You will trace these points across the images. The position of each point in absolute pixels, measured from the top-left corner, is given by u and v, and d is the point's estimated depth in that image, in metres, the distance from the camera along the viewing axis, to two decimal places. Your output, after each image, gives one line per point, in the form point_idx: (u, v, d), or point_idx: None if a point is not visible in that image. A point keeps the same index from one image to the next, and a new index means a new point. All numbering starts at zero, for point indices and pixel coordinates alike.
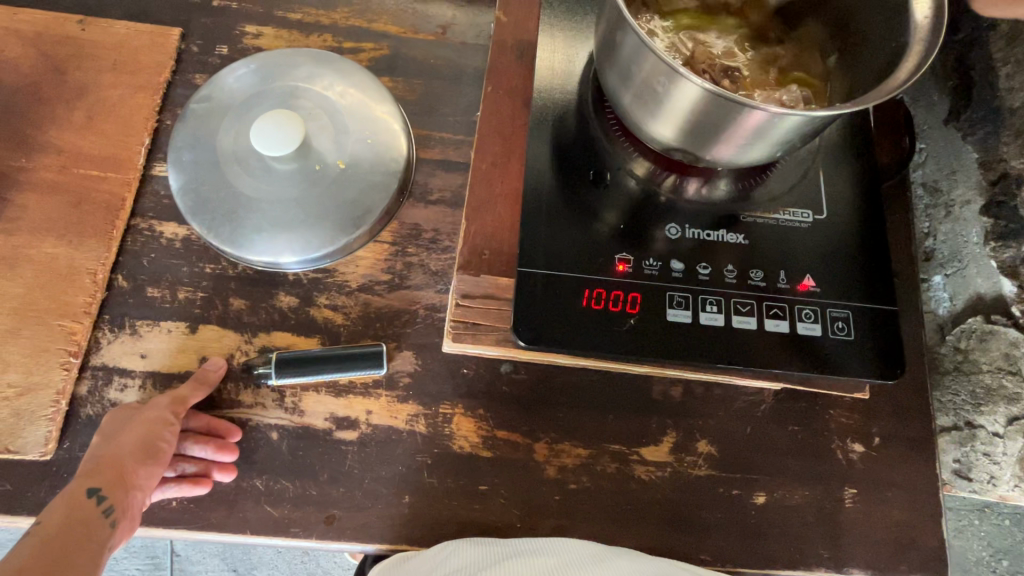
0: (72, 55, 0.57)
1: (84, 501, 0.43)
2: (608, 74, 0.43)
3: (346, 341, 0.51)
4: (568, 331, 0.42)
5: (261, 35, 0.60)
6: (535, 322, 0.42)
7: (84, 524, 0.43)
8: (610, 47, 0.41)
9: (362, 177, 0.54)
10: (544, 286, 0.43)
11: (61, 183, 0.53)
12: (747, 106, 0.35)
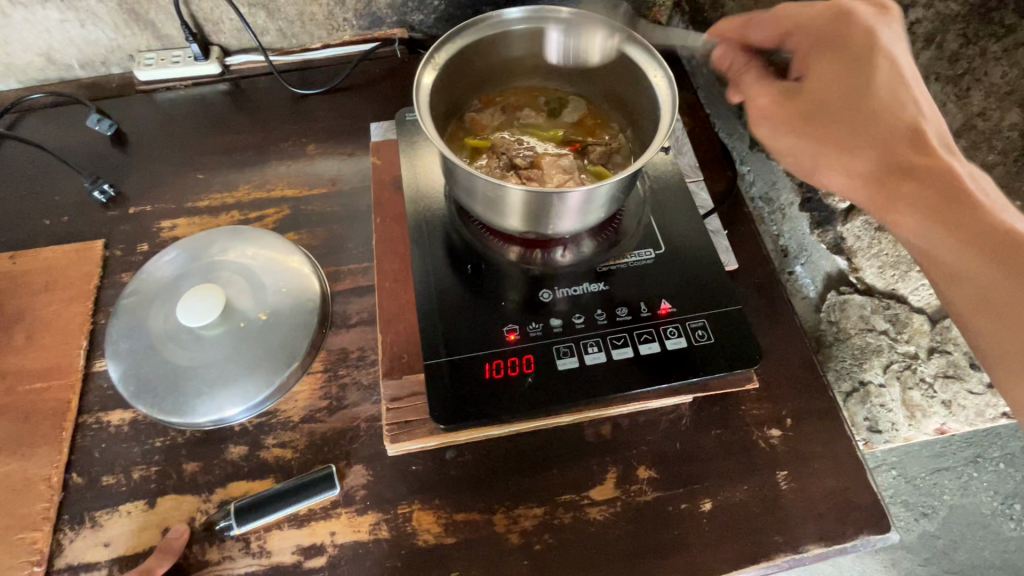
0: (7, 287, 0.64)
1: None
2: (455, 193, 0.53)
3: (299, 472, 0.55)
4: (481, 404, 0.48)
5: (176, 225, 0.69)
6: (450, 403, 0.48)
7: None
8: (450, 174, 0.51)
9: (285, 320, 0.61)
10: (451, 370, 0.50)
11: (7, 403, 0.57)
12: (564, 193, 0.46)
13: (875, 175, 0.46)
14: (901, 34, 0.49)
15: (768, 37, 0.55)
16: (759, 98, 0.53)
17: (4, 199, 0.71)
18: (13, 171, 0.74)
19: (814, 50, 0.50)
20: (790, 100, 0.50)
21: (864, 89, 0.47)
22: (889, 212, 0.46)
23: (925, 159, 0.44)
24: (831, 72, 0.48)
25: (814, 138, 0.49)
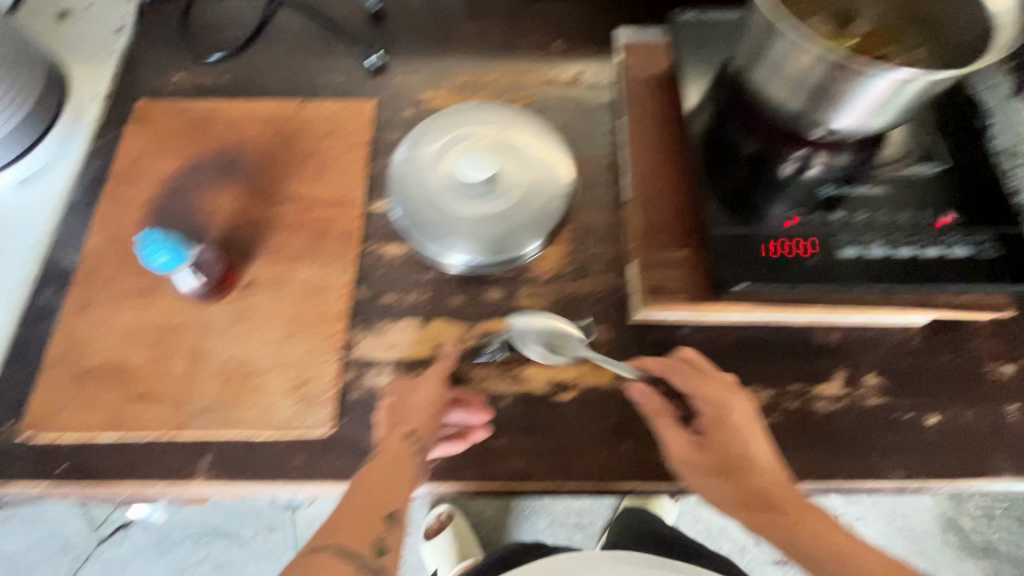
0: (299, 129, 0.73)
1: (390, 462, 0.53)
2: (756, 71, 0.54)
3: (521, 319, 0.61)
4: (767, 274, 0.53)
5: (436, 96, 0.75)
6: (739, 270, 0.53)
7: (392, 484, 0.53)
8: (760, 51, 0.53)
9: (538, 190, 0.66)
10: (735, 243, 0.54)
11: (305, 222, 0.67)
12: (870, 78, 0.46)
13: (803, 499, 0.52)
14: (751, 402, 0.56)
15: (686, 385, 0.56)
16: (827, 253, 0.53)
17: (286, 56, 0.80)
18: (292, 35, 0.82)
19: (736, 431, 0.53)
20: (862, 270, 0.52)
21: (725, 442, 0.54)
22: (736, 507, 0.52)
23: (777, 481, 0.52)
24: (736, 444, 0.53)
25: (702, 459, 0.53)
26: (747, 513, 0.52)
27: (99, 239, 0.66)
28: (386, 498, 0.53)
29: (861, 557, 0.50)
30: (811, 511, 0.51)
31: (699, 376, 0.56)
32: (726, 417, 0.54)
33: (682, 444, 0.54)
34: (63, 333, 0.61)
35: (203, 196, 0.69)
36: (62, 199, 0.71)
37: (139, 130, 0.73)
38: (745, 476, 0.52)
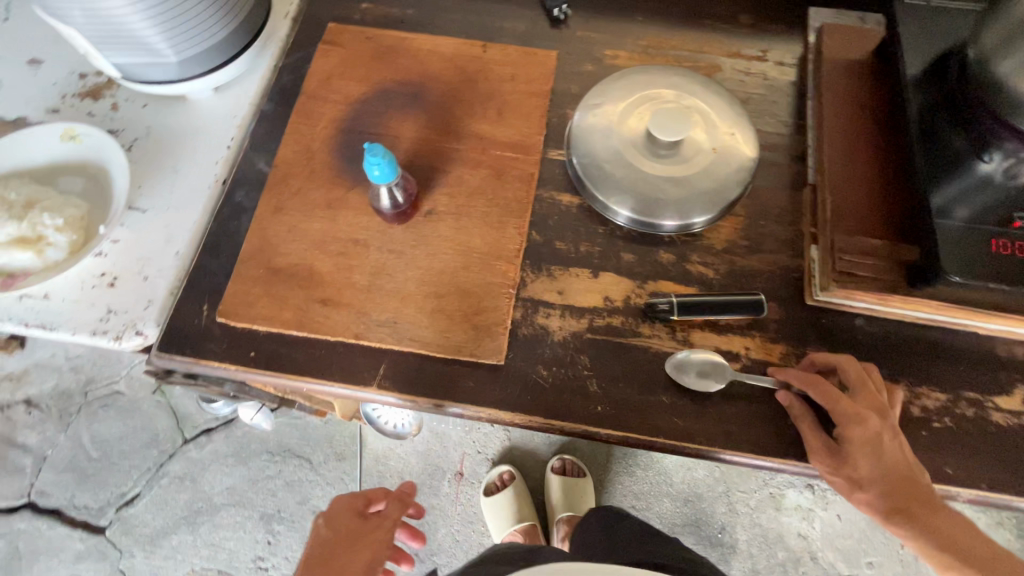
0: (481, 70, 0.74)
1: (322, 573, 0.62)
2: (1006, 63, 0.51)
3: (701, 343, 0.59)
4: (994, 271, 0.51)
5: (618, 56, 0.75)
6: (963, 261, 0.51)
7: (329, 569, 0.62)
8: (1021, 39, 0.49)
9: (723, 160, 0.65)
10: (961, 235, 0.52)
11: (485, 160, 0.68)
12: None
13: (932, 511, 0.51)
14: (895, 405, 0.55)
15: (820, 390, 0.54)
16: None
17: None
18: None
19: (877, 442, 0.51)
20: None
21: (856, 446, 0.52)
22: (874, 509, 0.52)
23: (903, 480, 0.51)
24: (873, 459, 0.51)
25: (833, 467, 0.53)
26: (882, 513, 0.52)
27: (289, 149, 0.70)
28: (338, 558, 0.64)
29: (971, 544, 0.51)
30: (938, 512, 0.51)
31: (835, 392, 0.53)
32: (857, 437, 0.52)
33: (813, 446, 0.54)
34: (258, 232, 0.65)
35: (387, 122, 0.71)
36: (254, 109, 0.74)
37: (327, 52, 0.76)
38: (869, 486, 0.52)
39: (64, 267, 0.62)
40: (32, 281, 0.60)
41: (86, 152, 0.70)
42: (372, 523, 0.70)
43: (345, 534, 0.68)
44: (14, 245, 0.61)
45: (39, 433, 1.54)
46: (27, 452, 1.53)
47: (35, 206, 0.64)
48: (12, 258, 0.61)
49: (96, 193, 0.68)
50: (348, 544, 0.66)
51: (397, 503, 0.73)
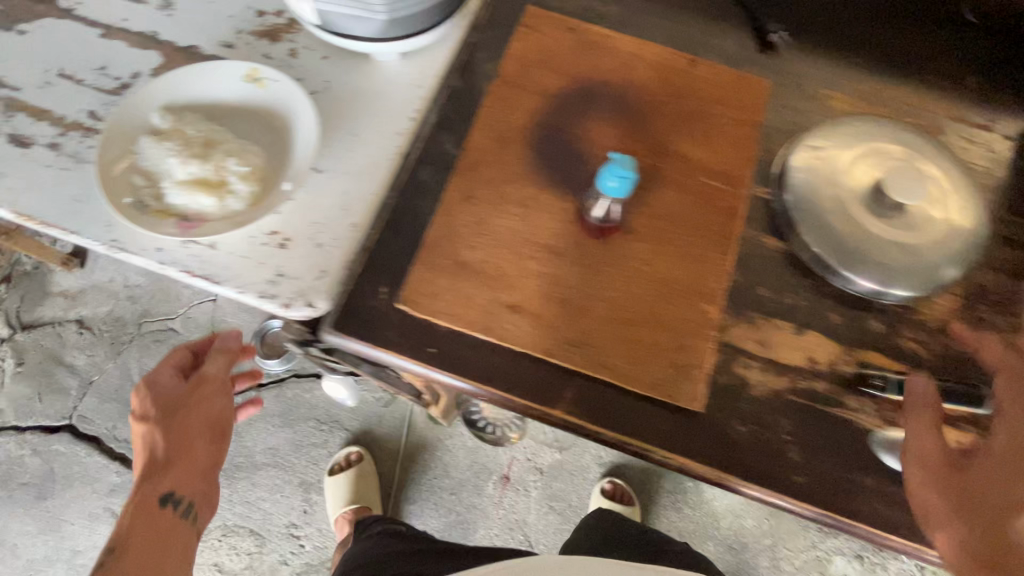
0: (687, 85, 0.69)
1: (162, 504, 0.62)
2: None
3: None
4: None
5: (833, 98, 0.70)
6: None
7: (188, 472, 0.63)
8: None
9: (950, 233, 0.60)
10: None
11: (688, 185, 0.64)
12: None
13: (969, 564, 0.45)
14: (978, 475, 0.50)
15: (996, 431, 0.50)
16: None
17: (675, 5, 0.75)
18: None
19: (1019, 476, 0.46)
20: None
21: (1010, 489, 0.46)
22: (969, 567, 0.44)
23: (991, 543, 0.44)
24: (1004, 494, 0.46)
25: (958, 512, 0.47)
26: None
27: (482, 135, 0.65)
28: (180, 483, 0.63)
29: None
30: None
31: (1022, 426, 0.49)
32: None
33: (952, 479, 0.48)
34: (444, 219, 0.61)
35: (587, 125, 0.66)
36: (442, 83, 0.69)
37: (524, 35, 0.71)
38: None
39: (242, 221, 0.57)
40: (209, 231, 0.57)
41: (268, 100, 0.64)
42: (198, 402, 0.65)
43: (181, 433, 0.63)
44: (197, 188, 0.58)
45: (88, 356, 1.51)
46: (73, 373, 1.50)
47: (217, 150, 0.60)
48: (193, 201, 0.57)
49: (275, 145, 0.63)
50: (192, 444, 0.64)
51: (236, 360, 0.69)
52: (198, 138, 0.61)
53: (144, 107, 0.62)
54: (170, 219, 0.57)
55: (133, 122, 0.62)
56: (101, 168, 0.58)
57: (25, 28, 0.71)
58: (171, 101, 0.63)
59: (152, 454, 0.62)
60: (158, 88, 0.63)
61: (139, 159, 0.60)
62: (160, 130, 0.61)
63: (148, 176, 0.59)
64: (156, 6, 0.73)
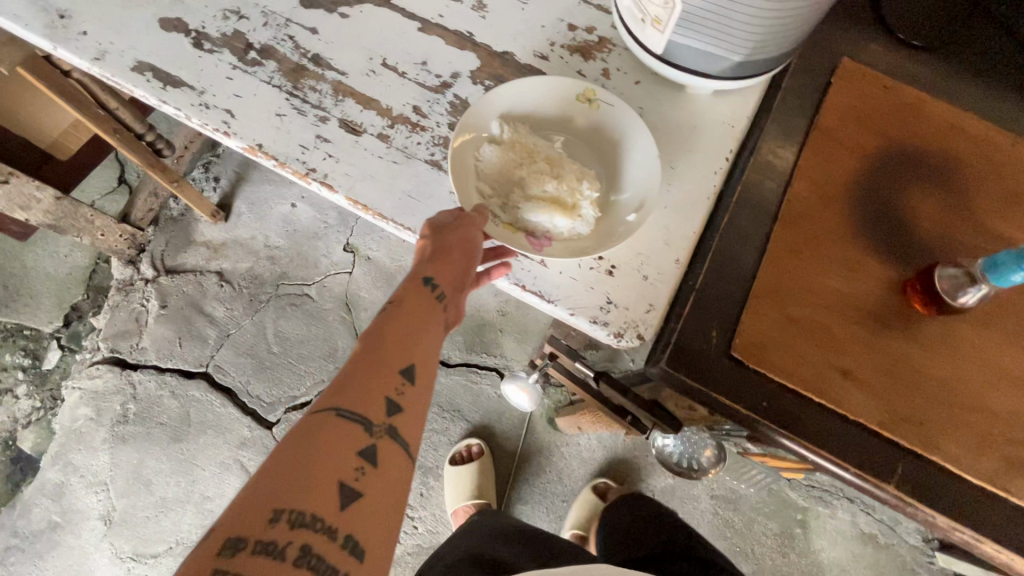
0: (1008, 164, 0.67)
1: (425, 293, 0.53)
2: None
3: None
4: None
5: None
6: None
7: (425, 313, 0.52)
8: None
9: None
10: None
11: None
12: None
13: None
14: None
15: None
16: None
17: (988, 75, 0.73)
18: (992, 53, 0.75)
19: None
20: None
21: None
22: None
23: None
24: None
25: None
26: None
27: (805, 187, 0.65)
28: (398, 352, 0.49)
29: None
30: None
31: None
32: None
33: None
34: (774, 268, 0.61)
35: (908, 192, 0.65)
36: (754, 125, 0.69)
37: (843, 87, 0.69)
38: None
39: (590, 246, 0.59)
40: (561, 253, 0.58)
41: (600, 121, 0.64)
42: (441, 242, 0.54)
43: (420, 277, 0.54)
44: (552, 207, 0.58)
45: (227, 308, 1.55)
46: (212, 323, 1.54)
47: (565, 172, 0.60)
48: (547, 220, 0.58)
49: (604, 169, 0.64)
50: (439, 271, 0.54)
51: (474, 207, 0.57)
52: (541, 154, 0.62)
53: (485, 115, 0.63)
54: (520, 234, 0.59)
55: (475, 129, 0.62)
56: (456, 175, 0.59)
57: (346, 11, 0.72)
58: (506, 112, 0.64)
59: (384, 321, 0.51)
60: (499, 95, 0.63)
61: (485, 169, 0.61)
62: (502, 141, 0.62)
63: (494, 187, 0.61)
64: (470, 6, 0.73)
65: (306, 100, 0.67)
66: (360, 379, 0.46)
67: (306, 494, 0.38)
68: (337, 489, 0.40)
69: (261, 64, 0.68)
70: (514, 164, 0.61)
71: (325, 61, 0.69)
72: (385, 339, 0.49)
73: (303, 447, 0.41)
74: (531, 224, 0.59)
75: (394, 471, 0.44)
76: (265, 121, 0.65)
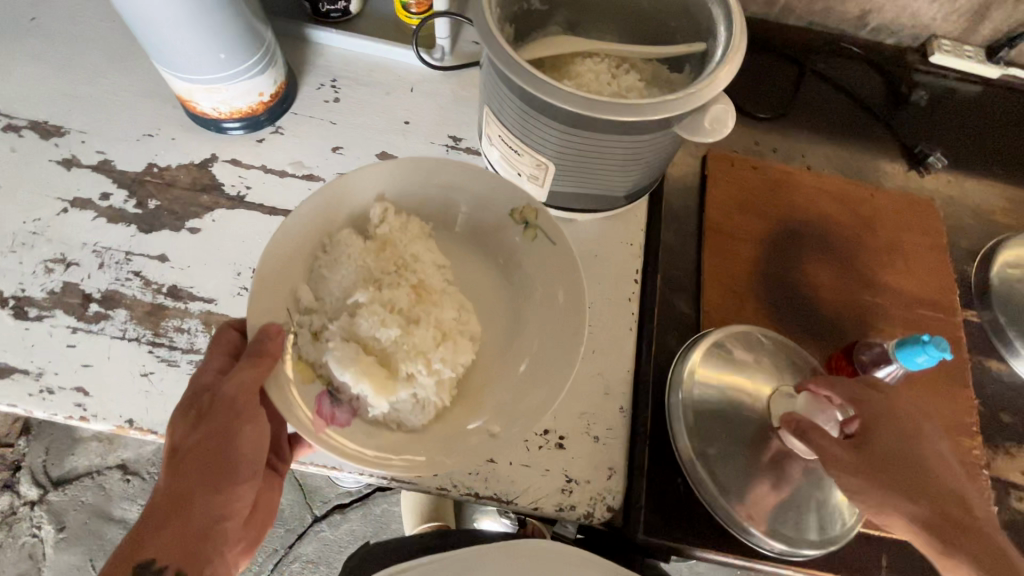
0: (875, 216, 0.73)
1: (217, 405, 0.46)
2: None
3: None
4: None
5: (993, 211, 0.77)
6: None
7: (234, 423, 0.46)
8: None
9: None
10: None
11: (913, 319, 0.67)
12: None
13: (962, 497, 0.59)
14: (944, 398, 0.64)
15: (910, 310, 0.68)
16: None
17: (831, 133, 0.80)
18: (827, 107, 0.82)
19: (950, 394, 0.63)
20: None
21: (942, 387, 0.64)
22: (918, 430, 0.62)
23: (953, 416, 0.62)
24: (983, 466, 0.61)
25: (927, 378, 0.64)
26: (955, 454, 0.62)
27: (717, 293, 0.66)
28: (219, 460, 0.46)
29: None
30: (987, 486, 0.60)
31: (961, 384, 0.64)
32: None
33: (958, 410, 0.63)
34: (717, 370, 0.59)
35: (806, 268, 0.68)
36: (651, 238, 0.69)
37: (717, 179, 0.72)
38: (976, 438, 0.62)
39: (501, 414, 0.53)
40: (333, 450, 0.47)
41: (502, 242, 0.60)
42: (213, 430, 0.46)
43: (195, 471, 0.46)
44: (350, 369, 0.49)
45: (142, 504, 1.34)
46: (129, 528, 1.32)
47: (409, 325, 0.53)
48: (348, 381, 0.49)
49: (472, 277, 0.61)
50: (199, 427, 0.47)
51: (260, 360, 0.46)
52: (410, 271, 0.56)
53: (362, 190, 0.57)
54: (315, 387, 0.50)
55: (361, 186, 0.57)
56: (273, 252, 0.51)
57: (195, 224, 0.64)
58: (389, 189, 0.59)
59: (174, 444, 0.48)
60: (384, 171, 0.58)
61: (320, 276, 0.54)
62: (376, 233, 0.57)
63: (321, 299, 0.54)
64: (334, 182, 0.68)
65: (177, 346, 0.58)
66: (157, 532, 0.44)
67: None
68: None
69: (109, 317, 0.58)
70: (359, 271, 0.55)
71: (185, 290, 0.60)
72: (172, 526, 0.44)
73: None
74: (331, 376, 0.50)
75: None
76: (131, 387, 0.56)
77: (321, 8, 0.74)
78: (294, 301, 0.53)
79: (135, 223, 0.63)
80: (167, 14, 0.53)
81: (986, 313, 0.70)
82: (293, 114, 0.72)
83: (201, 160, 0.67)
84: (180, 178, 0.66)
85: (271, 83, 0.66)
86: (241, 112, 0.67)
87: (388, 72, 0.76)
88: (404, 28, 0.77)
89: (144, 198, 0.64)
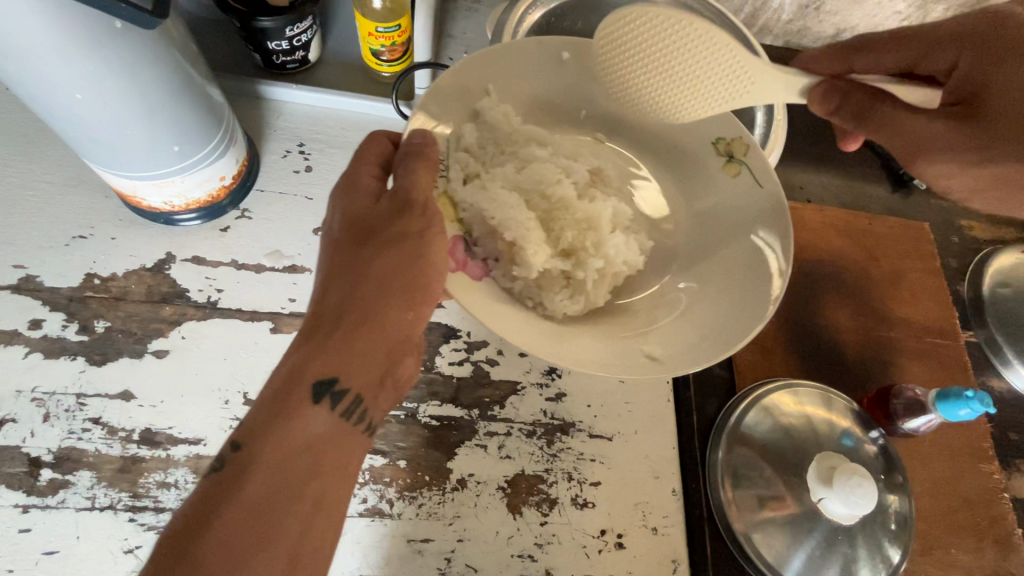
0: (877, 245, 0.73)
1: (388, 207, 0.42)
2: None
3: None
4: None
5: (973, 227, 0.80)
6: None
7: (402, 226, 0.41)
8: None
9: None
10: None
11: (926, 350, 0.68)
12: None
13: (991, 530, 0.60)
14: (960, 428, 0.64)
15: (919, 341, 0.68)
16: None
17: (823, 161, 0.79)
18: (817, 132, 0.80)
19: (964, 425, 0.64)
20: None
21: (955, 425, 0.64)
22: (939, 470, 0.62)
23: (971, 447, 0.64)
24: (1002, 495, 0.62)
25: (938, 374, 0.67)
26: (983, 480, 0.62)
27: (746, 350, 0.64)
28: (401, 266, 0.40)
29: None
30: (1008, 513, 0.61)
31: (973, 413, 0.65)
32: None
33: (972, 439, 0.64)
34: (767, 427, 0.58)
35: (824, 310, 0.68)
36: None
37: None
38: (993, 465, 0.63)
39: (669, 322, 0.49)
40: (483, 300, 0.43)
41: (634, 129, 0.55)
42: (394, 237, 0.40)
43: (382, 277, 0.40)
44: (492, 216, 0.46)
45: None
46: None
47: (572, 199, 0.51)
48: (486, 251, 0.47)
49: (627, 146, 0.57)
50: (361, 227, 0.42)
51: (429, 161, 0.42)
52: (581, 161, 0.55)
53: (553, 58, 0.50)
54: (454, 229, 0.46)
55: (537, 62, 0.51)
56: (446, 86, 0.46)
57: (161, 345, 0.53)
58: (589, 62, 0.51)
59: (331, 256, 0.42)
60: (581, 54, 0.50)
61: (489, 122, 0.49)
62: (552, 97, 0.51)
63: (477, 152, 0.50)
64: None
65: (165, 505, 0.48)
66: (320, 336, 0.40)
67: (264, 424, 0.37)
68: (278, 446, 0.37)
69: (68, 484, 0.47)
70: None
71: (164, 433, 0.50)
72: (352, 338, 0.40)
73: (258, 415, 0.38)
74: (472, 226, 0.47)
75: (306, 415, 0.38)
76: (115, 570, 0.46)
77: (275, 61, 0.63)
78: (456, 138, 0.48)
79: (82, 355, 0.51)
80: (108, 113, 0.42)
81: (981, 332, 0.72)
82: (259, 192, 0.61)
83: (155, 263, 0.56)
84: (132, 288, 0.54)
85: (232, 164, 0.56)
86: (198, 202, 0.56)
87: (363, 129, 0.67)
88: (375, 76, 0.67)
89: (88, 320, 0.53)
